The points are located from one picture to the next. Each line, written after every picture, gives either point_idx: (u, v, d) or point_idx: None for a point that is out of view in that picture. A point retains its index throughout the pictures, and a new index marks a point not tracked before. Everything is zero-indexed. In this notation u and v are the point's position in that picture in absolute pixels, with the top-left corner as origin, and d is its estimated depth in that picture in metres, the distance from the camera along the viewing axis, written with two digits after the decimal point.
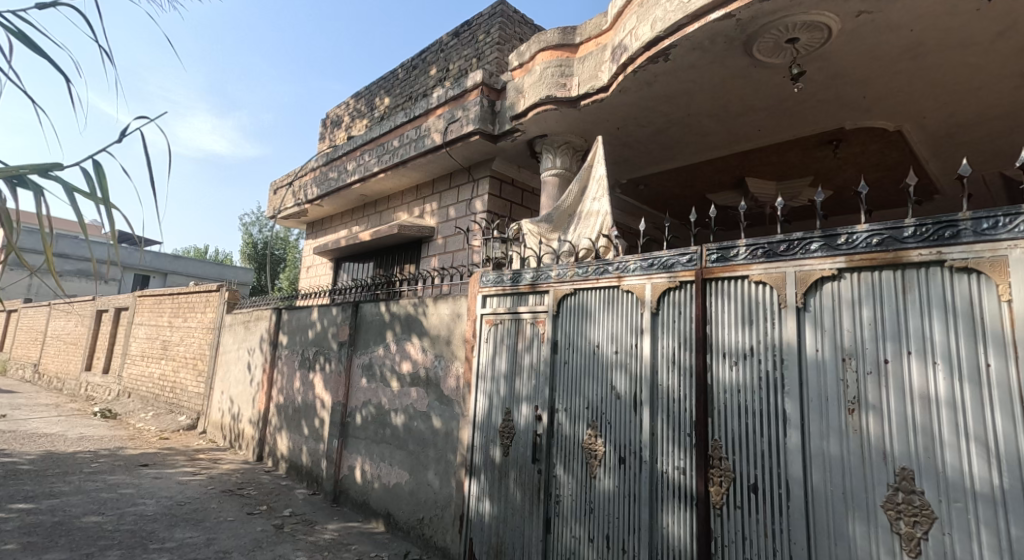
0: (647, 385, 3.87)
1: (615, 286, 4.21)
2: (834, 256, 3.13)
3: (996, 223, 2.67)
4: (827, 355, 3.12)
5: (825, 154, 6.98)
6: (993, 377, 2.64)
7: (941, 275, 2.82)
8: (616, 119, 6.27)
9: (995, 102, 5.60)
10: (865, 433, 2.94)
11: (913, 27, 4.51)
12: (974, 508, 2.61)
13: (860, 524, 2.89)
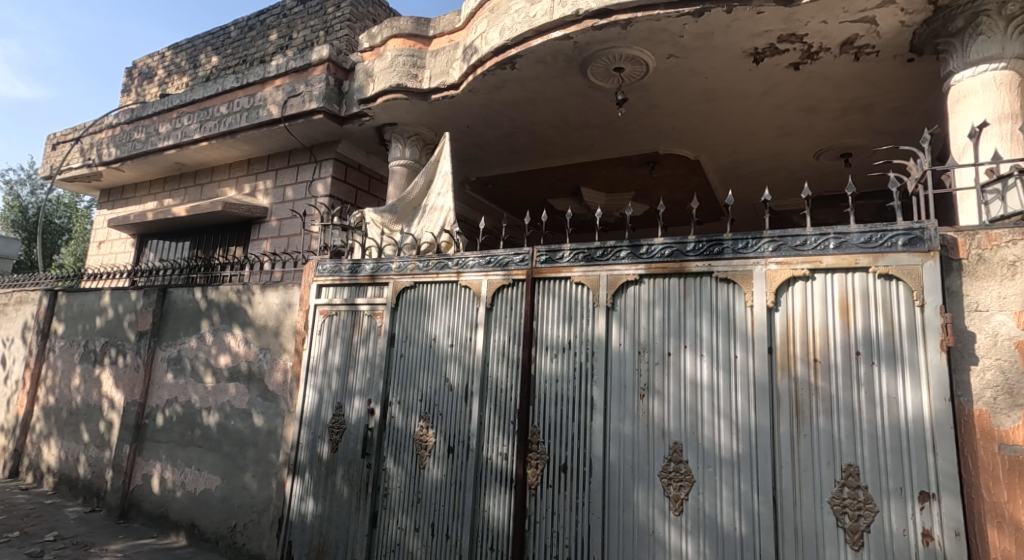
0: (477, 377, 4.20)
1: (454, 281, 4.50)
2: (636, 263, 3.71)
3: (748, 244, 3.34)
4: (627, 348, 3.67)
5: (643, 174, 8.00)
6: (739, 366, 3.29)
7: (710, 284, 3.46)
8: (466, 118, 6.58)
9: (766, 146, 6.89)
10: (651, 414, 3.52)
11: (708, 75, 5.38)
12: (721, 472, 3.24)
13: (642, 492, 3.45)
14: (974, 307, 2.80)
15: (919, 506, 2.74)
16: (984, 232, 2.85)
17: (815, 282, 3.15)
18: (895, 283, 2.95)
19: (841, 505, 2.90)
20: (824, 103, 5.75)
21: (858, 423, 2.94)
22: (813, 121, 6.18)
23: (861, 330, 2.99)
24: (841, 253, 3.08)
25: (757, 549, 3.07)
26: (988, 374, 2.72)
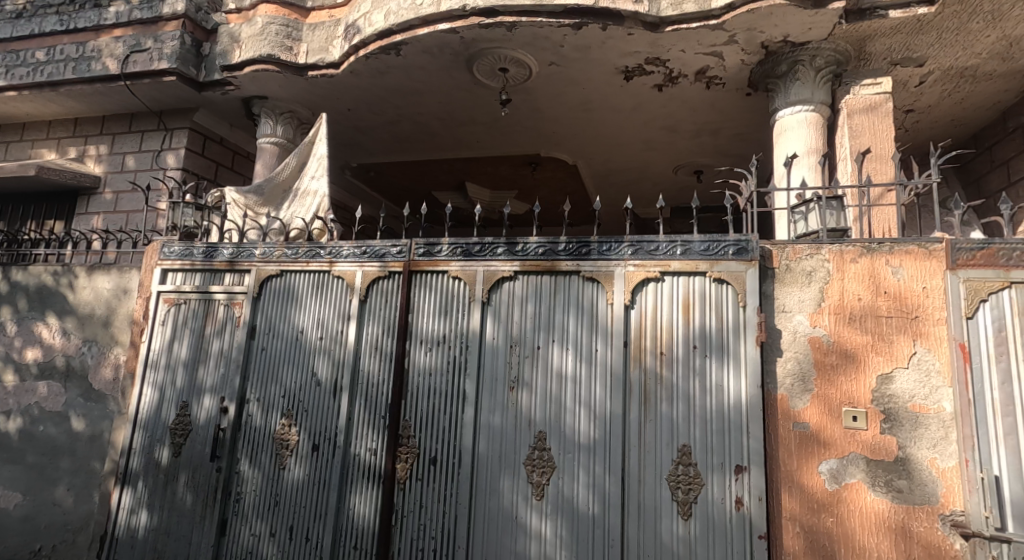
0: (347, 371, 4.15)
1: (326, 270, 4.40)
2: (512, 260, 3.88)
3: (611, 246, 3.66)
4: (500, 342, 3.84)
5: (524, 174, 8.31)
6: (600, 359, 3.59)
7: (578, 282, 3.73)
8: (346, 100, 6.39)
9: (633, 157, 7.46)
10: (519, 405, 3.72)
11: (585, 85, 5.71)
12: (580, 458, 3.52)
13: (508, 479, 3.65)
14: (780, 308, 3.29)
15: (736, 478, 3.19)
16: (792, 245, 3.33)
17: (665, 284, 3.53)
18: (725, 287, 3.39)
19: (677, 482, 3.29)
20: (682, 123, 6.37)
21: (694, 409, 3.34)
22: (672, 139, 6.83)
23: (699, 327, 3.41)
24: (686, 258, 3.48)
25: (606, 526, 3.38)
26: (788, 364, 3.22)
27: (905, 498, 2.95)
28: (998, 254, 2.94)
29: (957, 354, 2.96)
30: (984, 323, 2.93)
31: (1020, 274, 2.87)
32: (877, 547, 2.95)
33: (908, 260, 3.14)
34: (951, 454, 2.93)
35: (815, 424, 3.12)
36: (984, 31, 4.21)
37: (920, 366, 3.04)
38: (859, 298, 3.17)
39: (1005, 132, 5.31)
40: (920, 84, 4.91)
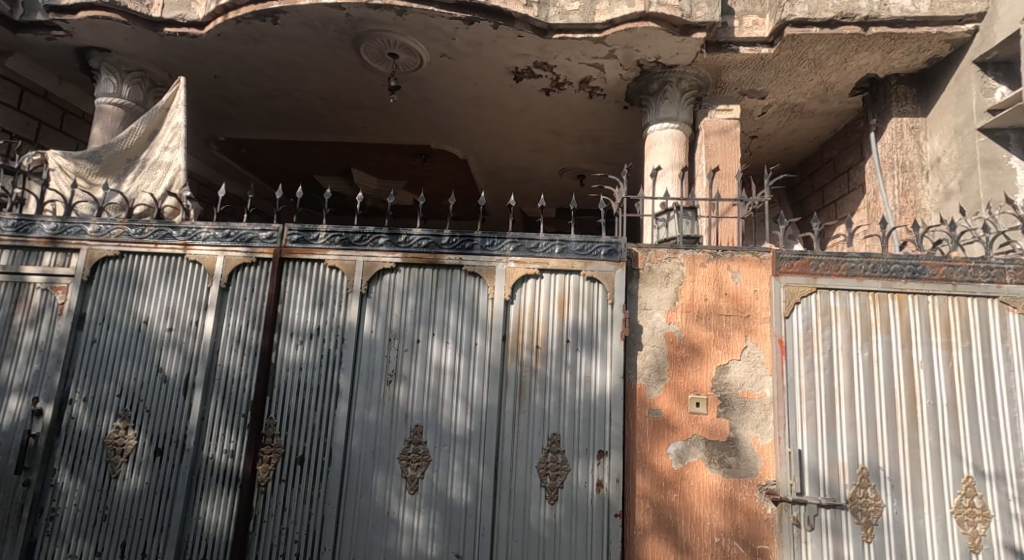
0: (202, 365, 3.83)
1: (178, 254, 4.02)
2: (394, 251, 3.84)
3: (494, 242, 3.76)
4: (378, 335, 3.78)
5: (413, 164, 8.14)
6: (479, 352, 3.67)
7: (460, 276, 3.78)
8: (213, 66, 5.85)
9: (521, 157, 7.70)
10: (396, 399, 3.69)
11: (475, 81, 5.75)
12: (455, 450, 3.58)
13: (381, 475, 3.61)
14: (642, 306, 3.59)
15: (598, 462, 3.45)
16: (654, 248, 3.65)
17: (542, 280, 3.70)
18: (596, 284, 3.63)
19: (547, 469, 3.47)
20: (567, 128, 6.65)
21: (564, 400, 3.54)
22: (559, 143, 7.13)
23: (572, 322, 3.62)
24: (563, 256, 3.67)
25: (478, 515, 3.48)
26: (647, 356, 3.53)
27: (733, 473, 3.36)
28: (810, 263, 3.43)
29: (777, 348, 3.40)
30: (797, 322, 3.41)
31: (824, 281, 3.41)
32: (710, 517, 3.34)
33: (744, 266, 3.53)
34: (769, 432, 3.37)
35: (666, 410, 3.46)
36: (809, 75, 4.85)
37: (750, 358, 3.45)
38: (704, 298, 3.54)
39: (823, 161, 6.05)
40: (762, 113, 5.48)
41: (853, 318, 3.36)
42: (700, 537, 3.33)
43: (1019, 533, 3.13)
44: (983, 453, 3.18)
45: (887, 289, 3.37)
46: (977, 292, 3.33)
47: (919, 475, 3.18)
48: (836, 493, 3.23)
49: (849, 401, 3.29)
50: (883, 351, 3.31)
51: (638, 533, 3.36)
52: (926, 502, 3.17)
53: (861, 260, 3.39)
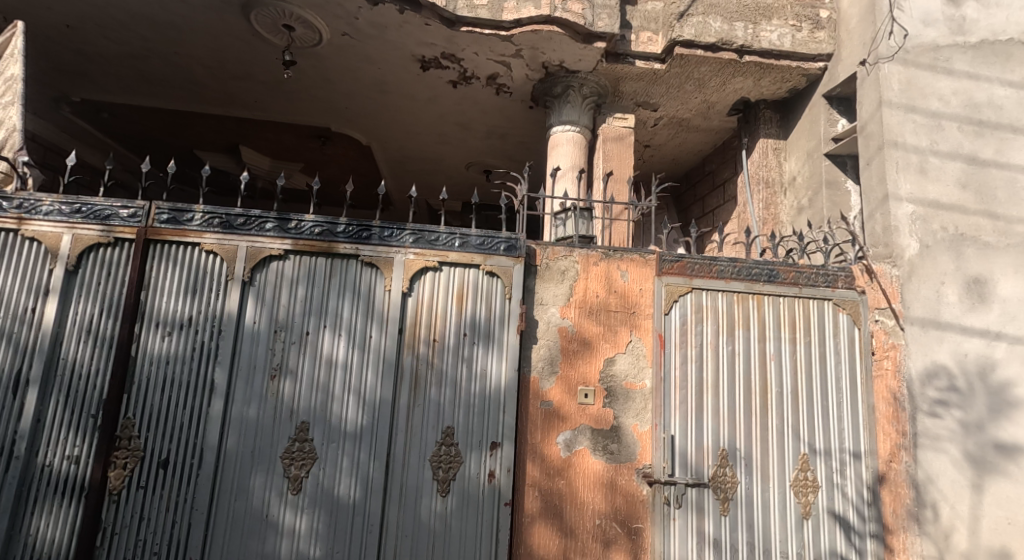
0: (40, 360, 3.32)
1: (12, 229, 3.45)
2: (284, 237, 3.60)
3: (393, 233, 3.66)
4: (261, 326, 3.53)
5: (314, 147, 7.42)
6: (373, 345, 3.56)
7: (355, 266, 3.64)
8: (66, 14, 5.02)
9: (428, 147, 7.21)
10: (279, 394, 3.47)
11: (380, 65, 5.37)
12: (344, 446, 3.44)
13: (259, 476, 3.37)
14: (538, 301, 3.72)
15: (491, 453, 3.50)
16: (551, 246, 3.79)
17: (441, 273, 3.68)
18: (495, 279, 3.69)
19: (440, 462, 3.47)
20: (474, 123, 6.35)
21: (460, 393, 3.55)
22: (466, 138, 6.80)
23: (470, 315, 3.64)
24: (463, 250, 3.68)
25: (366, 512, 3.38)
26: (541, 350, 3.66)
27: (615, 458, 3.57)
28: (687, 265, 3.74)
29: (657, 342, 3.67)
30: (675, 319, 3.70)
31: (698, 282, 3.73)
32: (592, 501, 3.52)
33: (632, 267, 3.78)
34: (647, 419, 3.62)
35: (556, 401, 3.60)
36: (695, 93, 5.00)
37: (633, 351, 3.69)
38: (595, 295, 3.74)
39: (703, 173, 6.28)
40: (654, 125, 5.56)
41: (721, 316, 3.70)
42: (584, 521, 3.50)
43: (841, 499, 3.52)
44: (817, 431, 3.57)
45: (748, 290, 3.71)
46: (821, 295, 3.72)
47: (768, 450, 3.55)
48: (701, 474, 3.52)
49: (715, 391, 3.61)
50: (744, 346, 3.65)
51: (526, 519, 3.46)
52: (773, 477, 3.52)
53: (729, 263, 3.73)
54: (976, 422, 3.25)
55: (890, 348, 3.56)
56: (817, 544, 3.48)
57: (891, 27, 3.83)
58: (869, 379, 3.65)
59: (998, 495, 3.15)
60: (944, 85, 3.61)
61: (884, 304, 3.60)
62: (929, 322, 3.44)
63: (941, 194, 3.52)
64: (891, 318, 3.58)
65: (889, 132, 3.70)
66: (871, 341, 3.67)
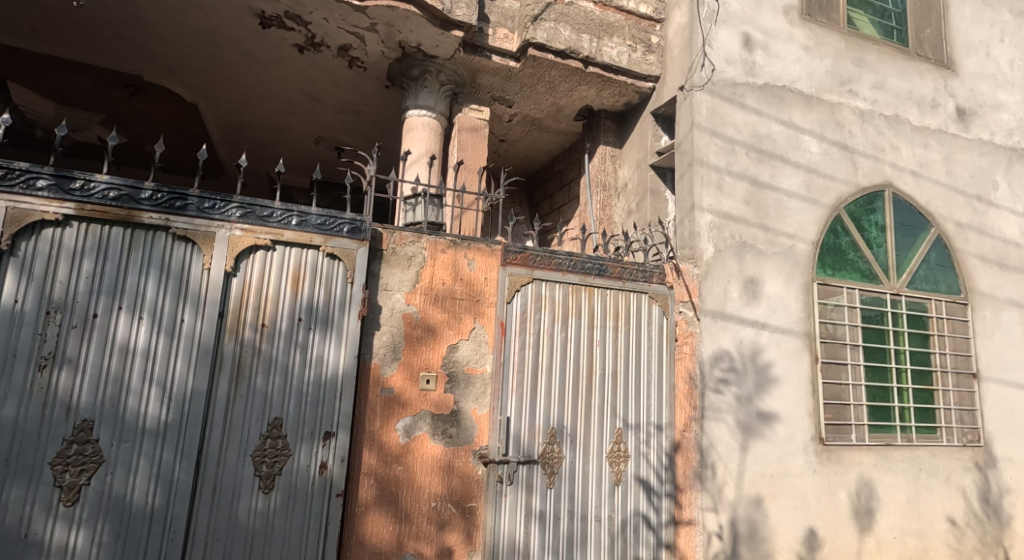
0: None
1: None
2: (63, 200, 2.98)
3: (214, 205, 3.25)
4: (28, 306, 2.89)
5: (118, 98, 6.18)
6: (184, 330, 3.14)
7: (164, 240, 3.16)
8: None
9: (268, 115, 6.35)
10: (52, 388, 2.88)
11: (210, 16, 4.58)
12: (140, 445, 2.99)
13: (18, 488, 2.77)
14: (383, 287, 3.63)
15: (323, 444, 3.32)
16: (399, 231, 3.72)
17: (273, 253, 3.37)
18: (336, 262, 3.49)
19: (262, 456, 3.19)
20: (324, 95, 5.71)
21: (290, 381, 3.30)
22: (314, 109, 6.06)
23: (305, 299, 3.39)
24: (300, 230, 3.41)
25: (169, 518, 2.99)
26: (384, 337, 3.58)
27: (453, 442, 3.66)
28: (529, 257, 3.95)
29: (498, 329, 3.83)
30: (516, 307, 3.89)
31: (539, 273, 3.96)
32: (429, 485, 3.57)
33: (478, 255, 3.89)
34: (486, 403, 3.77)
35: (398, 388, 3.56)
36: (547, 94, 5.01)
37: (476, 338, 3.81)
38: (442, 282, 3.77)
39: (552, 172, 6.30)
40: (509, 121, 5.49)
41: (557, 305, 3.99)
42: (420, 505, 3.53)
43: (645, 466, 3.99)
44: (630, 408, 4.02)
45: (581, 282, 4.05)
46: (639, 288, 4.15)
47: (590, 427, 3.92)
48: (531, 451, 3.78)
49: (549, 374, 3.89)
50: (574, 333, 3.99)
51: (361, 509, 3.39)
52: (593, 451, 3.91)
53: (567, 257, 4.03)
54: (746, 396, 4.08)
55: (689, 335, 4.13)
56: (624, 507, 3.93)
57: (704, 61, 4.25)
58: (670, 362, 4.13)
59: (758, 456, 4.03)
60: (739, 117, 4.28)
61: (686, 298, 4.16)
62: (717, 314, 4.12)
63: (732, 207, 4.20)
64: (691, 309, 4.14)
65: (697, 152, 4.13)
66: (674, 329, 4.17)
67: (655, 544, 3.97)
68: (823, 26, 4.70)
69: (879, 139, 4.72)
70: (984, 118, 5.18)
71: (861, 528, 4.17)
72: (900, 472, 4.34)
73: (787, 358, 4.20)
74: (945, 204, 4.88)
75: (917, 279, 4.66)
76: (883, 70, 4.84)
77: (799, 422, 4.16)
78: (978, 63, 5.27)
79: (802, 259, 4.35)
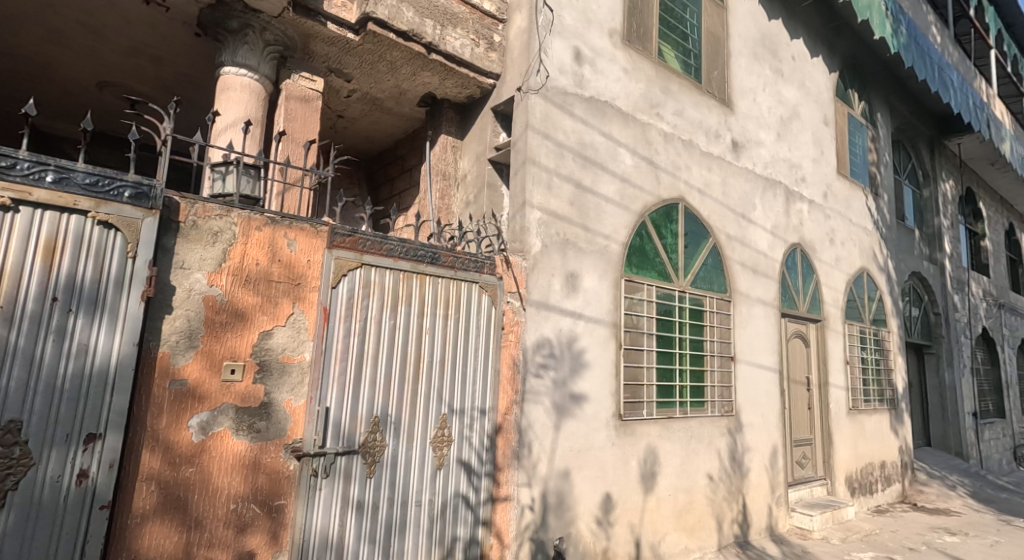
0: None
1: None
2: None
3: None
4: None
5: None
6: None
7: None
8: None
9: (22, 43, 5.06)
10: None
11: None
12: None
13: None
14: (179, 265, 3.17)
15: (84, 448, 2.77)
16: (202, 202, 3.27)
17: (17, 215, 2.70)
18: (113, 232, 2.93)
19: None
20: (110, 31, 4.75)
21: (37, 374, 2.69)
22: (95, 46, 5.01)
23: (65, 274, 2.78)
24: (58, 189, 2.78)
25: None
26: (177, 322, 3.14)
27: (261, 436, 3.37)
28: (358, 241, 3.81)
29: (321, 315, 3.62)
30: (342, 293, 3.72)
31: (368, 258, 3.84)
32: (229, 485, 3.23)
33: (301, 237, 3.61)
34: (302, 393, 3.54)
35: (193, 380, 3.16)
36: (388, 75, 4.84)
37: (294, 324, 3.55)
38: (256, 263, 3.42)
39: (394, 157, 6.09)
40: (348, 96, 5.19)
41: (386, 292, 3.91)
42: (215, 509, 3.18)
43: (467, 448, 4.16)
44: (455, 394, 4.14)
45: (413, 269, 4.03)
46: (470, 278, 4.28)
47: (415, 414, 3.94)
48: (352, 441, 3.67)
49: (374, 361, 3.80)
50: (404, 320, 3.96)
51: (136, 520, 2.94)
52: (416, 438, 3.94)
53: (398, 244, 3.97)
54: (562, 380, 4.47)
55: (514, 324, 4.38)
56: (444, 489, 4.03)
57: (539, 67, 4.50)
58: (497, 349, 4.37)
59: (569, 433, 4.47)
60: (568, 124, 4.64)
61: (514, 289, 4.39)
62: (541, 304, 4.42)
63: (558, 206, 4.55)
64: (518, 300, 4.39)
65: (531, 152, 4.38)
66: (502, 318, 4.40)
67: (473, 521, 4.16)
68: (639, 53, 5.30)
69: (677, 158, 5.51)
70: (750, 151, 6.34)
71: (645, 488, 4.88)
72: (677, 439, 5.17)
73: (597, 344, 4.72)
74: (720, 219, 5.88)
75: (698, 280, 5.57)
76: (683, 100, 5.64)
77: (604, 402, 4.71)
78: (748, 105, 6.41)
79: (614, 258, 4.90)
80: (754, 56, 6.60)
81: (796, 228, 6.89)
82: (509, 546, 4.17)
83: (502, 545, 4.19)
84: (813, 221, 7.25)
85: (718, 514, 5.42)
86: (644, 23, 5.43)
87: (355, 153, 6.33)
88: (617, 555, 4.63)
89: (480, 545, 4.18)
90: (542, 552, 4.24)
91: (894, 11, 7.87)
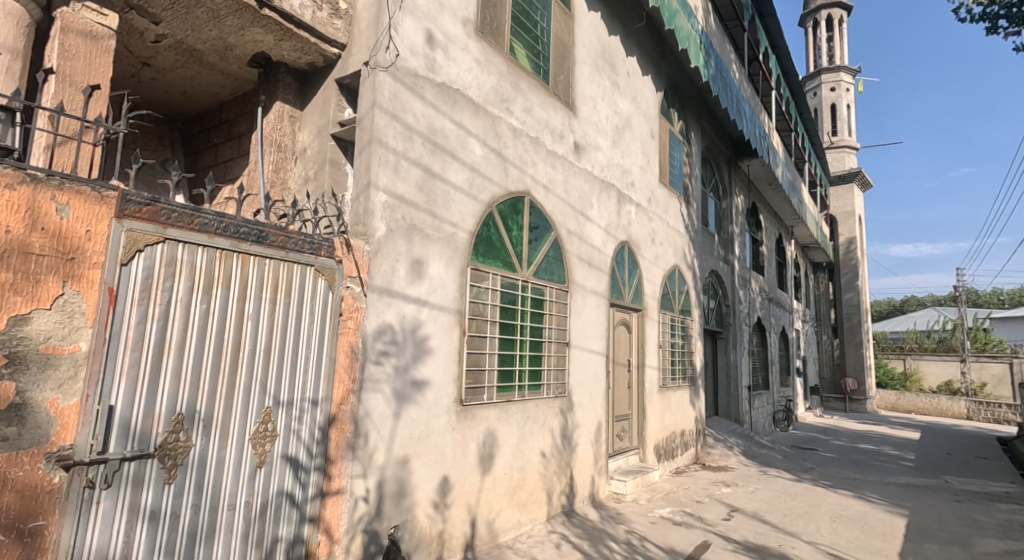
0: None
1: None
2: None
3: None
4: None
5: None
6: None
7: None
8: None
9: None
10: None
11: None
12: None
13: None
14: None
15: None
16: None
17: None
18: None
19: None
20: None
21: None
22: None
23: None
24: None
25: None
26: None
27: (11, 446, 2.64)
28: (161, 212, 3.22)
29: (105, 297, 2.98)
30: (136, 272, 3.12)
31: (173, 233, 3.27)
32: None
33: (78, 202, 2.90)
34: (74, 391, 2.88)
35: None
36: (210, 25, 4.22)
37: (64, 308, 2.85)
38: (6, 231, 2.66)
39: (218, 121, 5.39)
40: (155, 42, 4.41)
41: (197, 272, 3.39)
42: None
43: (293, 443, 3.83)
44: (282, 385, 3.79)
45: (233, 248, 3.56)
46: (304, 260, 3.95)
47: (230, 409, 3.50)
48: (146, 443, 3.12)
49: (180, 351, 3.29)
50: (220, 305, 3.49)
51: None
52: (231, 435, 3.50)
53: (214, 218, 3.46)
54: (403, 367, 4.42)
55: (354, 310, 4.17)
56: (266, 488, 3.66)
57: (389, 44, 4.31)
58: (333, 337, 4.11)
59: (409, 420, 4.44)
60: (417, 107, 4.54)
61: (355, 274, 4.18)
62: (383, 290, 4.32)
63: (405, 191, 4.45)
64: (358, 285, 4.19)
65: (377, 131, 4.21)
66: (340, 304, 4.14)
67: (299, 520, 3.83)
68: (492, 47, 5.39)
69: (524, 154, 5.74)
70: (589, 154, 6.87)
71: (483, 469, 5.06)
72: (514, 421, 5.44)
73: (440, 331, 4.76)
74: (561, 215, 6.29)
75: (539, 270, 5.89)
76: (531, 98, 5.87)
77: (445, 387, 4.77)
78: (588, 111, 6.92)
79: (460, 246, 4.95)
80: (595, 66, 7.14)
81: (625, 227, 7.66)
82: (340, 541, 3.99)
83: (331, 541, 3.98)
84: (639, 221, 8.14)
85: (548, 486, 5.87)
86: (496, 18, 5.54)
87: (166, 110, 5.47)
88: (453, 536, 4.74)
89: (306, 544, 3.85)
90: (375, 543, 4.16)
91: (706, 46, 9.09)
